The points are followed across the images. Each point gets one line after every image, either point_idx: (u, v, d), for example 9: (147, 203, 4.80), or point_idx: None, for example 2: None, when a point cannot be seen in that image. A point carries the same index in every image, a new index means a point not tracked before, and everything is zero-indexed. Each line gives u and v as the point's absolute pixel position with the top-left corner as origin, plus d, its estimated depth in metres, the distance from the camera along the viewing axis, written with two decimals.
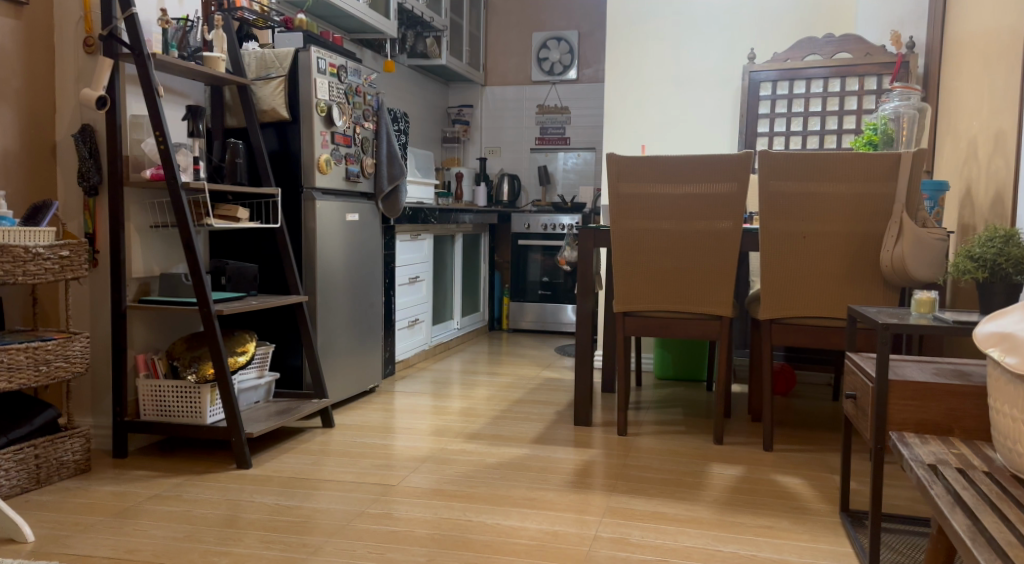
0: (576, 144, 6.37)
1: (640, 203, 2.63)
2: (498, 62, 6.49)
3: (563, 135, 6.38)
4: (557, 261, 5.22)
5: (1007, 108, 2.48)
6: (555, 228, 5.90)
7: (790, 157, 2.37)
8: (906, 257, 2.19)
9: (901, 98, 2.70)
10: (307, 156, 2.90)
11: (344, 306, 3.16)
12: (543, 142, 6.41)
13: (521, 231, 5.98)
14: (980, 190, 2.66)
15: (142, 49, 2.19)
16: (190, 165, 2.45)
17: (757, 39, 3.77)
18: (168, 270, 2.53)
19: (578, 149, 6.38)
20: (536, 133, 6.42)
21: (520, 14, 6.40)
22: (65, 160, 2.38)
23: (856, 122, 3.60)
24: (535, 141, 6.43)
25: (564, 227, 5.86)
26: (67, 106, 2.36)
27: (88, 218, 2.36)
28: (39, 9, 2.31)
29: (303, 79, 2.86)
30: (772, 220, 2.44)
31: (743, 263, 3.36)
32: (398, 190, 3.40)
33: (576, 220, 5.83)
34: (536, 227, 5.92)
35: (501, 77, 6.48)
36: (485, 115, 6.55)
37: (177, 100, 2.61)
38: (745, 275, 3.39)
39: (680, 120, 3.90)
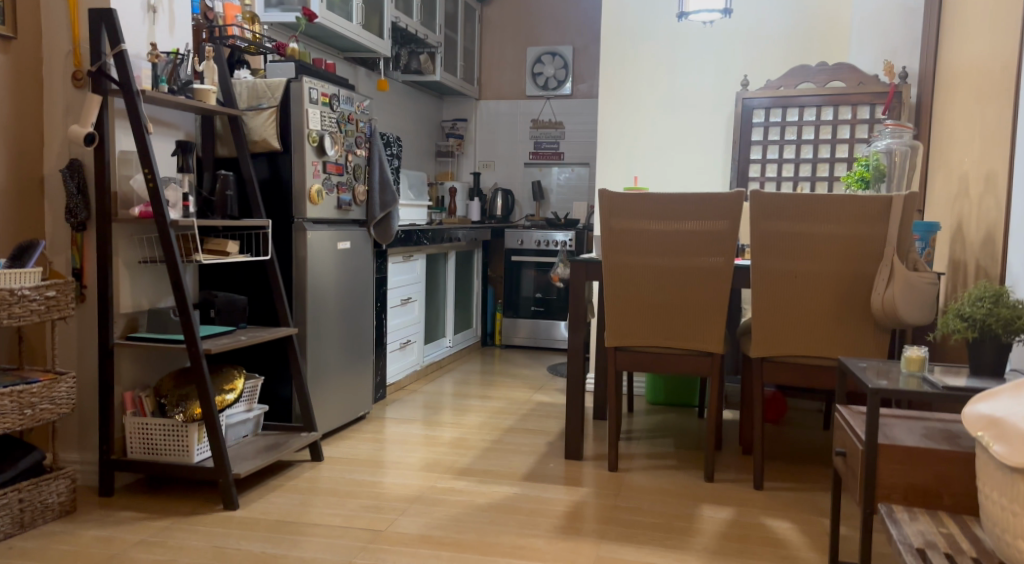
0: (570, 159, 6.36)
1: (631, 238, 2.63)
2: (492, 76, 6.49)
3: (557, 149, 6.38)
4: (550, 277, 5.23)
5: (998, 150, 2.48)
6: (548, 244, 5.88)
7: (780, 198, 2.37)
8: (897, 300, 2.20)
9: (893, 136, 2.68)
10: (298, 187, 2.89)
11: (335, 335, 3.15)
12: (537, 157, 6.41)
13: (514, 246, 5.96)
14: (971, 229, 2.66)
15: (131, 85, 2.18)
16: (179, 201, 2.39)
17: (751, 66, 3.76)
18: (156, 304, 2.51)
19: (572, 164, 6.38)
20: (529, 147, 6.43)
21: (514, 29, 6.40)
22: (53, 195, 2.36)
23: (850, 151, 3.59)
24: (529, 156, 6.43)
25: (558, 244, 5.84)
26: (55, 141, 2.34)
27: (75, 252, 2.34)
28: (28, 43, 2.28)
29: (295, 110, 2.84)
30: (763, 259, 2.44)
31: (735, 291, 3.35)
32: (390, 216, 3.41)
33: (570, 236, 5.82)
34: (530, 243, 5.89)
35: (495, 91, 6.49)
36: (479, 130, 6.55)
37: (167, 132, 2.58)
38: (737, 303, 3.38)
39: (673, 145, 3.90)
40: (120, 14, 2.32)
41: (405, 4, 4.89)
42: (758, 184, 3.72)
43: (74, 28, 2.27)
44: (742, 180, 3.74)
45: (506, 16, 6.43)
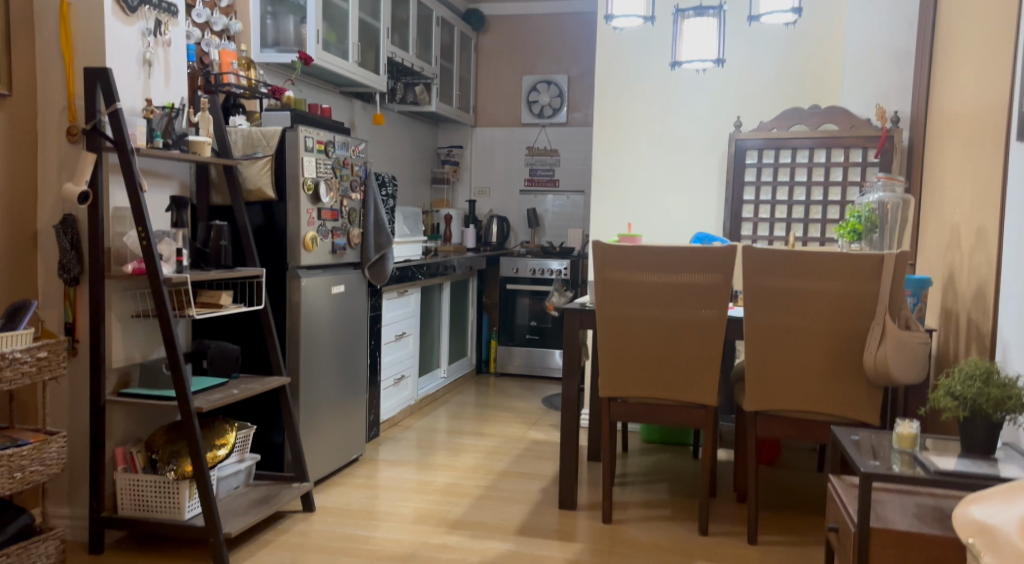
0: (565, 187, 6.39)
1: (625, 290, 2.63)
2: (488, 104, 6.51)
3: (552, 177, 6.40)
4: (546, 305, 5.25)
5: (989, 207, 2.51)
6: (543, 273, 5.88)
7: (773, 254, 2.38)
8: (888, 361, 2.21)
9: (885, 190, 2.72)
10: (293, 234, 2.90)
11: (329, 379, 3.15)
12: (533, 184, 6.43)
13: (509, 274, 5.97)
14: (962, 281, 2.68)
15: (126, 143, 2.20)
16: (172, 255, 2.37)
17: (744, 107, 3.78)
18: (148, 356, 2.50)
19: (567, 192, 6.40)
20: (525, 174, 6.44)
21: (511, 57, 6.43)
22: (46, 250, 2.36)
23: (843, 194, 3.61)
24: (525, 183, 6.45)
25: (553, 272, 5.84)
26: (49, 197, 2.34)
27: (67, 307, 2.33)
28: (21, 99, 2.30)
29: (289, 159, 2.85)
30: (756, 314, 2.45)
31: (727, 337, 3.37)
32: (384, 258, 3.42)
33: (566, 265, 5.82)
34: (525, 271, 5.90)
35: (491, 119, 6.51)
36: (475, 156, 6.57)
37: (162, 184, 2.58)
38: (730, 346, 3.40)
39: (667, 183, 3.92)
40: (116, 71, 2.33)
41: (402, 37, 4.90)
42: (751, 223, 3.74)
43: (69, 83, 2.28)
44: (735, 219, 3.75)
45: (501, 44, 6.44)
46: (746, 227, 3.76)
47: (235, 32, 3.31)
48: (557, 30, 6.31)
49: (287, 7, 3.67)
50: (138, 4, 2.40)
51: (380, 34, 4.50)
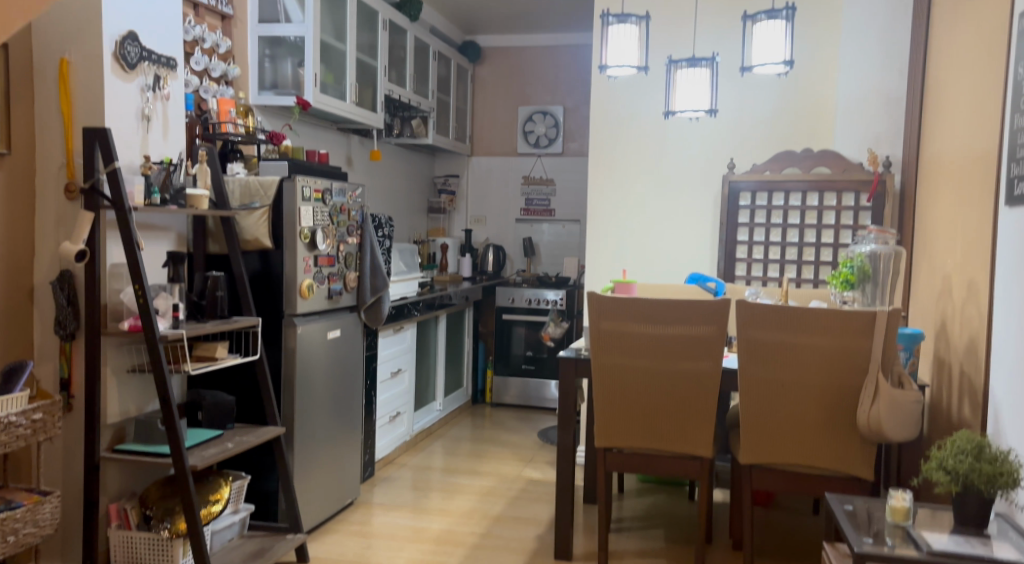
0: (561, 216, 6.41)
1: (619, 341, 2.64)
2: (485, 134, 6.54)
3: (548, 206, 6.43)
4: (543, 336, 5.26)
5: (978, 260, 2.53)
6: (540, 303, 5.87)
7: (767, 309, 2.40)
8: (882, 418, 2.24)
9: (876, 241, 2.74)
10: (289, 282, 2.91)
11: (325, 424, 3.16)
12: (529, 213, 6.46)
13: (505, 304, 5.96)
14: (954, 331, 2.70)
15: (124, 202, 2.21)
16: (168, 310, 2.39)
17: (737, 149, 3.82)
18: (143, 409, 2.50)
19: (563, 221, 6.42)
20: (521, 204, 6.47)
21: (507, 88, 6.46)
22: (43, 306, 2.37)
23: (835, 237, 3.63)
24: (521, 212, 6.48)
25: (550, 302, 5.83)
26: (46, 253, 2.35)
27: (63, 363, 2.33)
28: (20, 157, 2.32)
29: (287, 210, 2.88)
30: (751, 367, 2.46)
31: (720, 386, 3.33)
32: (380, 301, 3.43)
33: (562, 295, 5.81)
34: (521, 301, 5.89)
35: (488, 148, 6.53)
36: (472, 184, 6.58)
37: (158, 236, 2.59)
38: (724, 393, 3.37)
39: (662, 221, 3.94)
40: (115, 129, 2.35)
41: (399, 74, 4.91)
42: (745, 264, 3.75)
43: (68, 140, 2.30)
44: (730, 259, 3.76)
45: (498, 75, 6.48)
46: (740, 267, 3.77)
47: (232, 77, 3.36)
48: (553, 61, 6.35)
49: (287, 50, 3.66)
50: (138, 60, 2.42)
51: (378, 72, 4.52)
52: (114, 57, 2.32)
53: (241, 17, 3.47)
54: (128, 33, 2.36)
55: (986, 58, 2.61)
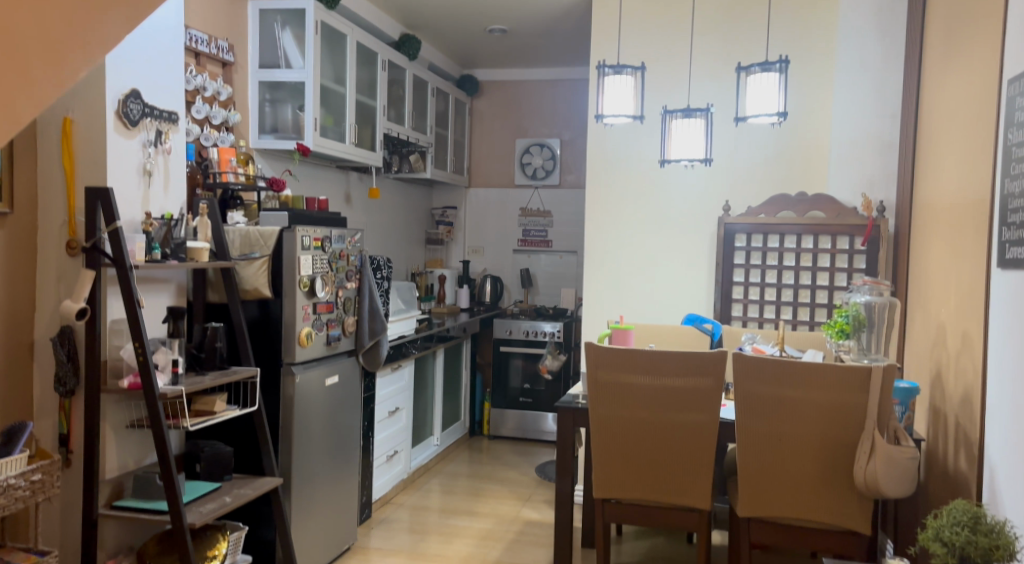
0: (558, 247, 6.36)
1: (617, 393, 2.66)
2: (482, 166, 6.48)
3: (545, 237, 6.37)
4: (538, 368, 5.23)
5: (972, 313, 2.56)
6: (538, 335, 5.76)
7: (764, 363, 2.42)
8: (878, 475, 2.25)
9: (871, 292, 2.79)
10: (288, 331, 2.93)
11: (323, 470, 3.16)
12: (526, 244, 6.39)
13: (502, 336, 5.86)
14: (948, 381, 2.72)
15: (125, 260, 2.23)
16: (167, 365, 2.39)
17: (732, 191, 3.82)
18: (142, 462, 2.51)
19: (560, 252, 6.37)
20: (518, 235, 6.41)
21: (505, 120, 6.41)
22: (43, 362, 2.38)
23: (830, 279, 3.66)
24: (518, 243, 6.41)
25: (547, 334, 5.70)
26: (47, 309, 2.38)
27: (63, 418, 2.35)
28: (23, 215, 2.34)
29: (287, 259, 2.90)
30: (748, 419, 2.48)
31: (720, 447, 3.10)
32: (379, 344, 3.44)
33: (559, 327, 5.68)
34: (519, 332, 5.78)
35: (485, 180, 6.47)
36: (470, 216, 6.52)
37: (159, 289, 2.60)
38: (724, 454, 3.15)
39: (658, 259, 3.92)
40: (117, 187, 2.38)
41: (398, 112, 4.85)
42: (741, 305, 3.75)
43: (70, 198, 2.33)
44: (726, 300, 3.76)
45: (495, 107, 6.44)
46: (736, 308, 3.77)
47: (233, 123, 3.38)
48: (551, 95, 6.32)
49: (287, 94, 3.66)
50: (140, 117, 2.45)
51: (377, 112, 4.52)
52: (116, 116, 2.35)
53: (242, 63, 3.54)
54: (131, 91, 2.40)
55: (979, 112, 2.64)
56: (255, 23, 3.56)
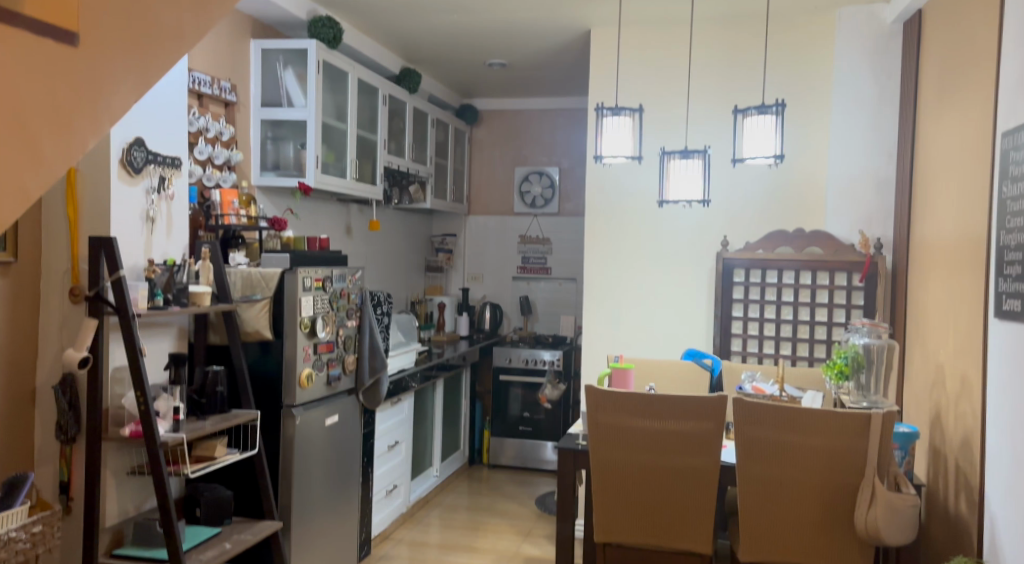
0: (558, 274, 6.07)
1: (617, 436, 2.66)
2: (482, 191, 6.20)
3: (545, 265, 6.08)
4: (538, 397, 5.23)
5: (971, 358, 2.60)
6: (536, 363, 5.49)
7: (764, 409, 2.43)
8: (879, 522, 2.26)
9: (870, 334, 2.81)
10: (289, 373, 2.94)
11: (321, 510, 3.13)
12: (525, 271, 6.12)
13: (501, 364, 5.56)
14: (948, 424, 2.77)
15: (128, 310, 2.24)
16: (168, 411, 2.41)
17: (730, 227, 3.83)
18: (142, 507, 2.52)
19: (559, 279, 6.07)
20: (517, 261, 6.13)
21: (503, 148, 6.12)
22: (45, 408, 2.39)
23: (828, 315, 3.61)
24: (517, 269, 6.14)
25: (545, 363, 5.44)
26: (50, 356, 2.39)
27: (64, 466, 2.36)
28: (27, 263, 2.35)
29: (288, 301, 2.91)
30: (748, 464, 2.48)
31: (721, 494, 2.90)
32: (379, 382, 3.43)
33: (559, 354, 5.45)
34: (518, 361, 5.50)
35: (484, 206, 6.20)
36: (469, 243, 6.25)
37: (160, 333, 2.61)
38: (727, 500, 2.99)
39: (657, 292, 3.93)
40: (120, 236, 2.40)
41: (398, 144, 4.85)
42: (741, 340, 3.71)
43: (73, 246, 2.36)
44: (725, 335, 3.72)
45: (494, 131, 6.16)
46: (736, 343, 3.73)
47: (235, 162, 3.40)
48: (551, 123, 6.03)
49: (289, 131, 3.69)
50: (144, 165, 2.48)
51: (377, 146, 4.51)
52: (120, 164, 2.38)
53: (245, 102, 3.57)
54: (135, 139, 2.43)
55: (976, 157, 2.66)
56: (258, 62, 3.60)
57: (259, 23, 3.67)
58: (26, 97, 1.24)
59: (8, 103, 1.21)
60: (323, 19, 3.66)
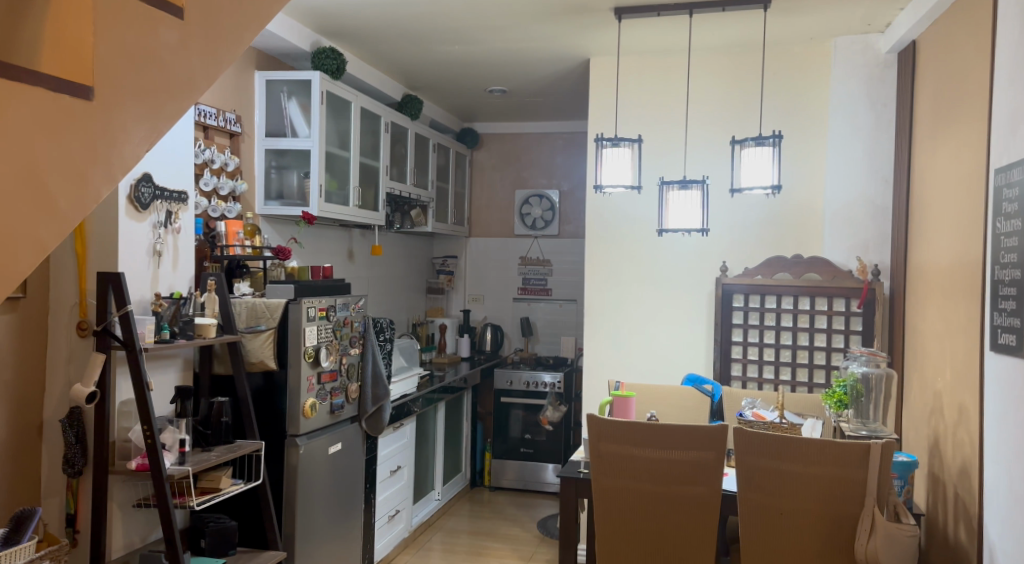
0: (558, 295, 6.06)
1: (619, 465, 2.68)
2: (483, 214, 6.22)
3: (545, 286, 6.08)
4: (540, 420, 5.25)
5: (968, 387, 2.64)
6: (537, 386, 5.46)
7: (764, 438, 2.45)
8: (879, 551, 2.28)
9: (868, 362, 2.83)
10: (293, 402, 2.97)
11: (324, 538, 3.14)
12: (526, 292, 6.11)
13: (502, 386, 5.55)
14: (947, 453, 2.80)
15: (135, 344, 2.26)
16: (175, 444, 2.44)
17: (729, 252, 3.87)
18: (147, 538, 2.55)
19: (560, 300, 6.06)
20: (518, 283, 6.13)
21: (503, 171, 6.16)
22: (52, 442, 2.42)
23: (827, 340, 3.61)
24: (518, 291, 6.13)
25: (547, 385, 5.41)
26: (57, 390, 2.42)
27: (71, 498, 2.39)
28: (35, 299, 2.39)
29: (292, 332, 2.94)
30: (749, 494, 2.50)
31: (721, 522, 2.91)
32: (382, 409, 3.44)
33: (559, 377, 5.39)
34: (519, 383, 5.47)
35: (485, 229, 6.22)
36: (470, 265, 6.25)
37: (165, 365, 2.65)
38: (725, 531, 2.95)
39: (657, 318, 3.96)
40: (127, 271, 2.44)
41: (400, 170, 4.83)
42: (740, 364, 3.71)
43: (81, 282, 2.40)
44: (725, 360, 3.72)
45: (495, 155, 6.18)
46: (736, 367, 3.73)
47: (239, 193, 3.47)
48: (550, 147, 6.06)
49: (293, 160, 3.73)
50: (151, 200, 2.52)
51: (379, 172, 4.54)
52: (128, 200, 2.43)
53: (249, 133, 3.62)
54: (143, 175, 2.46)
55: (971, 189, 2.70)
56: (261, 93, 3.66)
57: (263, 55, 3.73)
58: (34, 149, 1.20)
59: (15, 149, 1.18)
60: (326, 50, 3.70)
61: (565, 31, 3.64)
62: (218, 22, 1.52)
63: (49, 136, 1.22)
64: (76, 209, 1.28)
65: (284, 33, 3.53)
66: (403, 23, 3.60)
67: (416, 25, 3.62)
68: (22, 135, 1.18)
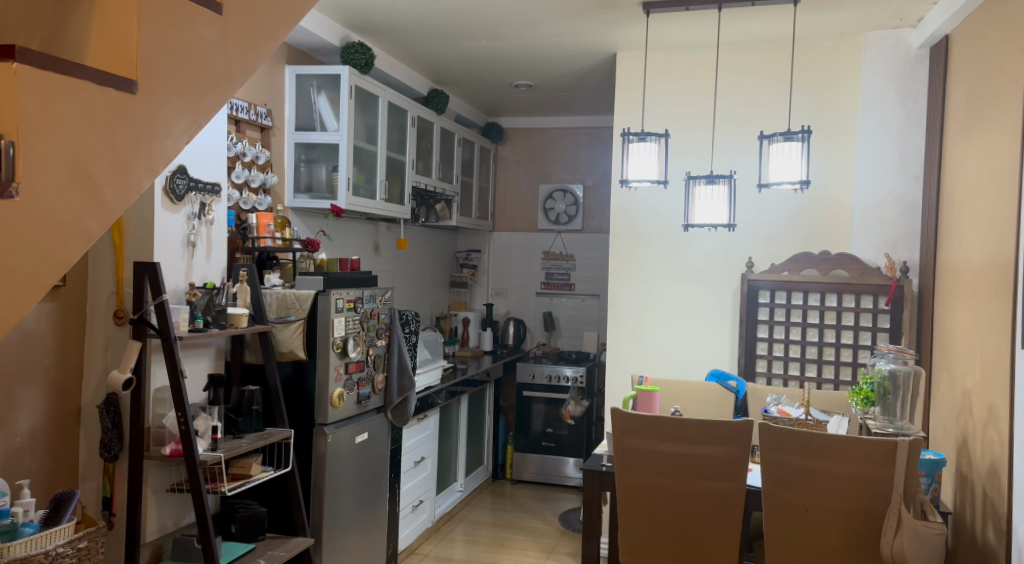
0: (581, 290, 6.07)
1: (644, 458, 2.69)
2: (507, 208, 6.23)
3: (568, 281, 6.09)
4: (562, 413, 5.26)
5: (997, 386, 2.62)
6: (559, 379, 5.47)
7: (790, 435, 2.45)
8: (905, 550, 2.28)
9: (896, 360, 2.79)
10: (321, 392, 3.02)
11: (350, 526, 3.19)
12: (549, 287, 6.12)
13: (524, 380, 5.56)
14: (976, 451, 2.78)
15: (170, 331, 2.30)
16: (207, 430, 2.47)
17: (755, 249, 3.85)
18: (180, 522, 2.62)
19: (583, 295, 6.06)
20: (541, 277, 6.14)
21: (528, 166, 6.16)
22: (89, 427, 2.49)
23: (855, 338, 3.59)
24: (541, 285, 6.14)
25: (568, 379, 5.43)
26: (93, 377, 2.49)
27: (106, 481, 2.46)
28: (74, 288, 2.46)
29: (321, 323, 3.00)
30: (775, 490, 2.50)
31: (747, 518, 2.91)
32: (407, 400, 3.48)
33: (581, 371, 5.41)
34: (541, 377, 5.49)
35: (509, 223, 6.22)
36: (493, 258, 6.27)
37: (196, 354, 2.71)
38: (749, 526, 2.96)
39: (681, 314, 3.96)
40: (162, 260, 2.50)
41: (425, 164, 4.85)
42: (765, 360, 3.70)
43: (118, 271, 2.46)
44: (750, 356, 3.72)
45: (520, 149, 6.18)
46: (761, 363, 3.73)
47: (269, 186, 3.52)
48: (574, 142, 6.06)
49: (322, 154, 3.77)
50: (186, 191, 2.57)
51: (406, 166, 4.57)
52: (163, 193, 2.48)
53: (279, 127, 3.68)
54: (177, 167, 2.51)
55: (1004, 181, 2.67)
56: (292, 87, 3.71)
57: (294, 49, 3.77)
58: (85, 142, 1.21)
59: (63, 144, 1.18)
60: (354, 45, 3.73)
61: (592, 26, 3.65)
62: (254, 19, 1.55)
63: (97, 130, 1.23)
64: (119, 200, 1.30)
65: (314, 28, 3.57)
66: (432, 18, 3.62)
67: (445, 20, 3.64)
68: (71, 128, 1.18)
